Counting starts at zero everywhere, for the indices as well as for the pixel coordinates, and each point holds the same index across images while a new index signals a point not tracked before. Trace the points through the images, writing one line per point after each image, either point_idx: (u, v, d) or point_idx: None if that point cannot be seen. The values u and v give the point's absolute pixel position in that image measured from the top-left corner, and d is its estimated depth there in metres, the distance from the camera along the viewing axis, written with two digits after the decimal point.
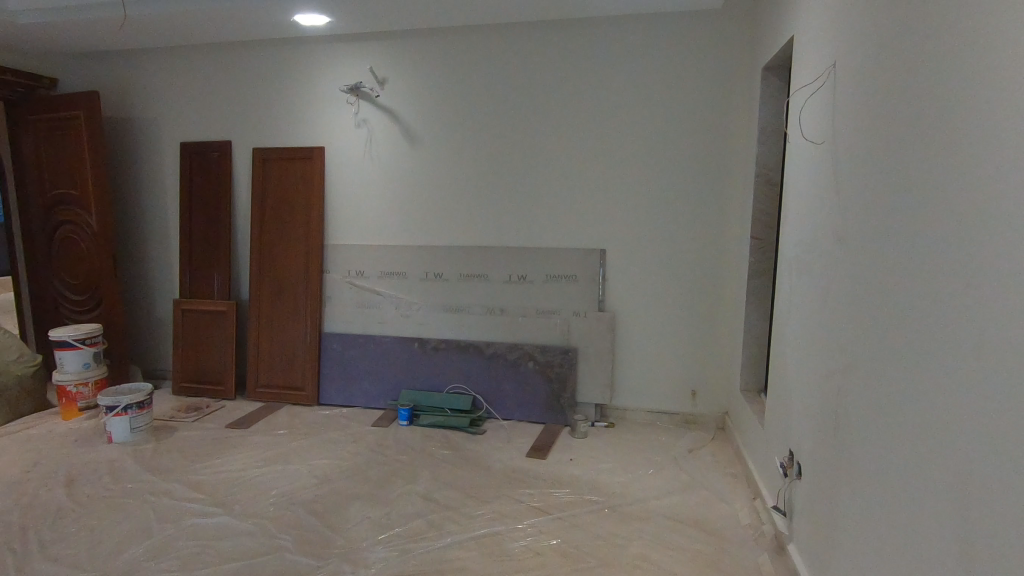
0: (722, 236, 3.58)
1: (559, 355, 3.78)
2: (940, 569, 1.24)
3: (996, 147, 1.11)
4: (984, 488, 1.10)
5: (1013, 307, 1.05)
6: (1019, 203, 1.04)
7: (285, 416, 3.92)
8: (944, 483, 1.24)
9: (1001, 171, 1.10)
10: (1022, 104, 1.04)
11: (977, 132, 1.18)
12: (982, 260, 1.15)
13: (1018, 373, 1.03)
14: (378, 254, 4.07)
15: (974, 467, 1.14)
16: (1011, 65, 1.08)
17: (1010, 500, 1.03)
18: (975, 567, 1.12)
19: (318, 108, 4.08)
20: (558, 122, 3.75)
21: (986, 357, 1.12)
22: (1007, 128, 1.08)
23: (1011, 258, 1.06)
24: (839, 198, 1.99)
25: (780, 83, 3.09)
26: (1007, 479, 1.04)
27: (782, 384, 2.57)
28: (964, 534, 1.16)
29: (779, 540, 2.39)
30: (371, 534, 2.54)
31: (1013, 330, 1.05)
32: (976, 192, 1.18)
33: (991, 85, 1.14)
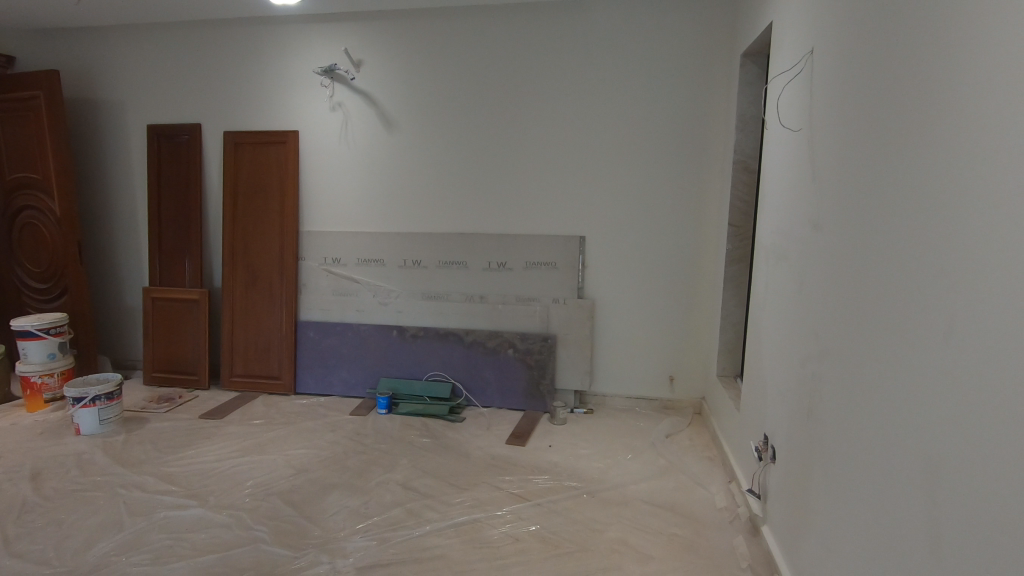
0: (701, 223, 3.60)
1: (539, 343, 3.78)
2: (908, 549, 1.27)
3: (971, 138, 1.13)
4: (954, 469, 1.13)
5: (983, 295, 1.07)
6: (990, 194, 1.06)
7: (260, 405, 3.86)
8: (914, 466, 1.27)
9: (976, 153, 1.11)
10: (995, 96, 1.06)
11: (951, 123, 1.20)
12: (952, 251, 1.17)
13: (986, 360, 1.05)
14: (355, 241, 4.01)
15: (944, 449, 1.16)
16: (989, 46, 1.08)
17: (978, 481, 1.05)
18: (941, 547, 1.15)
19: (292, 91, 3.98)
20: (537, 107, 3.72)
21: (956, 343, 1.15)
22: (981, 120, 1.10)
23: (984, 241, 1.07)
24: (816, 185, 2.02)
25: (758, 70, 3.11)
26: (975, 459, 1.07)
27: (758, 369, 2.61)
28: (933, 515, 1.19)
29: (754, 522, 2.44)
30: (349, 524, 2.51)
31: (983, 319, 1.07)
32: (947, 180, 1.20)
33: (964, 76, 1.16)
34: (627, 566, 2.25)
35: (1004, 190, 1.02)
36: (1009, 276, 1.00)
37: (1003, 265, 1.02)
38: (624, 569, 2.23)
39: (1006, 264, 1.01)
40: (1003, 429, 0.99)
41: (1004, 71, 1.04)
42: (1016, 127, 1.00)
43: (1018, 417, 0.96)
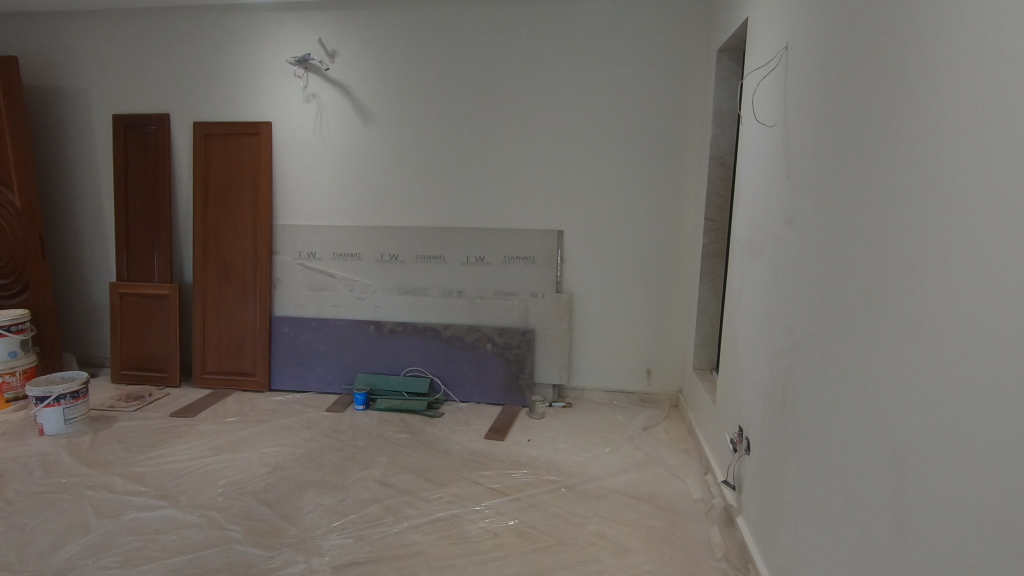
0: (678, 218, 3.64)
1: (517, 337, 3.78)
2: (878, 538, 1.30)
3: (937, 135, 1.15)
4: (920, 459, 1.16)
5: (948, 287, 1.10)
6: (956, 188, 1.09)
7: (234, 403, 3.78)
8: (883, 457, 1.30)
9: (941, 150, 1.14)
10: (959, 94, 1.09)
11: (919, 121, 1.22)
12: (919, 244, 1.20)
13: (949, 351, 1.08)
14: (330, 235, 3.95)
15: (912, 437, 1.19)
16: (956, 42, 1.11)
17: (942, 470, 1.08)
18: (908, 535, 1.18)
19: (265, 81, 3.89)
20: (515, 100, 3.71)
21: (923, 335, 1.17)
22: (945, 118, 1.13)
23: (949, 236, 1.10)
24: (789, 180, 2.05)
25: (733, 66, 3.15)
26: (940, 449, 1.09)
27: (733, 361, 2.64)
28: (901, 504, 1.22)
29: (729, 512, 2.48)
30: (326, 522, 2.48)
31: (947, 312, 1.10)
32: (915, 176, 1.23)
33: (931, 74, 1.18)
34: (605, 559, 2.26)
35: (970, 182, 1.04)
36: (973, 267, 1.02)
37: (968, 259, 1.04)
38: (603, 562, 2.25)
39: (971, 255, 1.03)
40: (968, 418, 1.02)
41: (970, 65, 1.06)
42: (981, 119, 1.02)
43: (981, 404, 0.98)
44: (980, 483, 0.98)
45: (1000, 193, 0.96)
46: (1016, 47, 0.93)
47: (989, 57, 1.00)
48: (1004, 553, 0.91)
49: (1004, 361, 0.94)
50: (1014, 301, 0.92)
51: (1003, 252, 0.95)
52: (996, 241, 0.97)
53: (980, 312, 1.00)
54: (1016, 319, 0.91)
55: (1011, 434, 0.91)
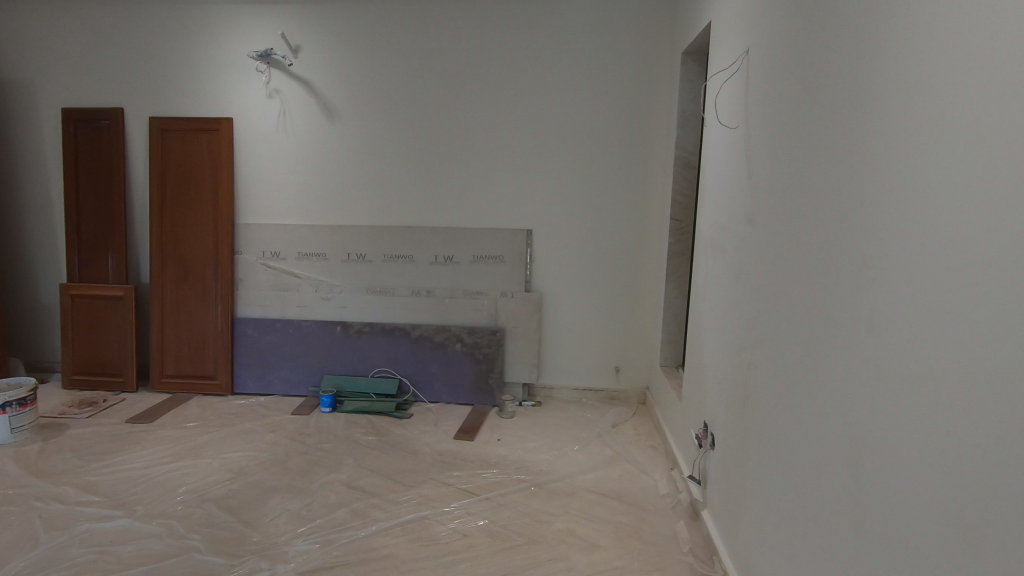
0: (645, 218, 3.69)
1: (487, 337, 3.77)
2: (836, 529, 1.35)
3: (891, 138, 1.19)
4: (874, 453, 1.20)
5: (900, 286, 1.14)
6: (907, 191, 1.13)
7: (194, 407, 3.67)
8: (839, 450, 1.35)
9: (894, 152, 1.18)
10: (910, 98, 1.13)
11: (873, 126, 1.26)
12: (874, 246, 1.24)
13: (901, 348, 1.13)
14: (294, 235, 3.87)
15: (868, 430, 1.23)
16: (907, 51, 1.15)
17: (894, 461, 1.13)
18: (864, 526, 1.23)
19: (225, 76, 3.78)
20: (483, 98, 3.70)
21: (877, 333, 1.22)
22: (898, 123, 1.17)
23: (900, 238, 1.15)
24: (751, 180, 2.10)
25: (697, 69, 3.22)
26: (891, 442, 1.14)
27: (698, 358, 2.70)
28: (857, 495, 1.26)
29: (695, 507, 2.53)
30: (291, 528, 2.43)
31: (898, 311, 1.14)
32: (870, 179, 1.27)
33: (886, 80, 1.22)
34: (574, 556, 2.28)
35: (921, 183, 1.09)
36: (923, 266, 1.07)
37: (918, 259, 1.08)
38: (572, 559, 2.26)
39: (922, 251, 1.07)
40: (918, 411, 1.06)
41: (921, 71, 1.10)
42: (934, 120, 1.05)
43: (931, 398, 1.03)
44: (928, 473, 1.02)
45: (953, 191, 1.00)
46: (971, 49, 0.96)
47: (943, 60, 1.04)
48: (952, 537, 0.95)
49: (953, 359, 0.98)
50: (964, 301, 0.96)
51: (954, 251, 0.99)
52: (946, 242, 1.01)
53: (933, 309, 1.04)
54: (967, 317, 0.95)
55: (959, 425, 0.95)
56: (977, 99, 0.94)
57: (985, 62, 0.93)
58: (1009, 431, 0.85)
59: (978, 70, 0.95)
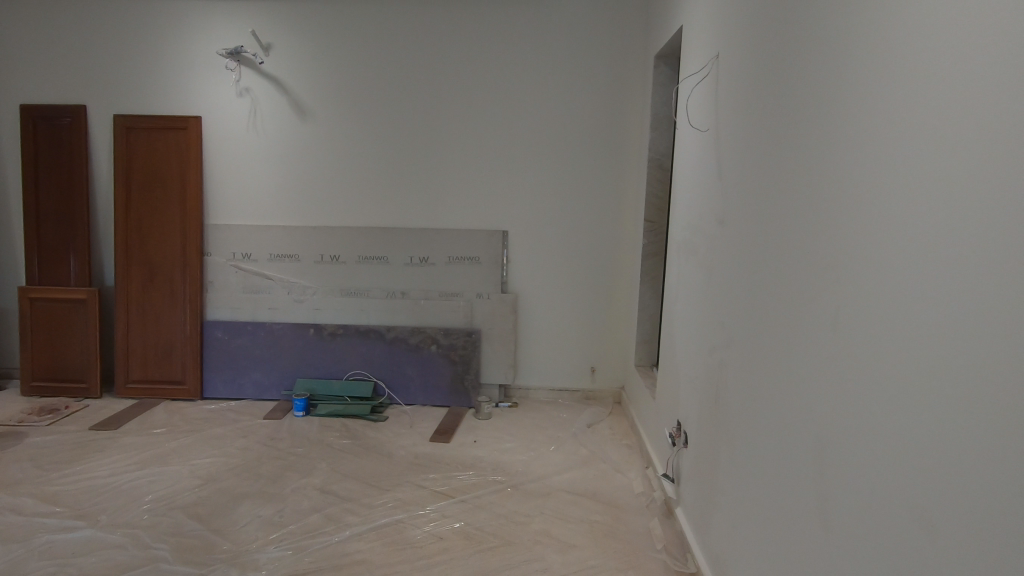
0: (620, 219, 3.73)
1: (462, 338, 3.75)
2: (804, 523, 1.38)
3: (853, 142, 1.23)
4: (839, 449, 1.24)
5: (861, 287, 1.18)
6: (866, 196, 1.17)
7: (162, 413, 3.57)
8: (806, 447, 1.39)
9: (854, 158, 1.22)
10: (868, 104, 1.18)
11: (835, 131, 1.31)
12: (836, 247, 1.29)
13: (863, 347, 1.17)
14: (266, 236, 3.80)
15: (833, 425, 1.27)
16: (865, 59, 1.19)
17: (857, 456, 1.16)
18: (829, 519, 1.27)
19: (194, 73, 3.70)
20: (458, 99, 3.69)
21: (840, 332, 1.26)
22: (858, 128, 1.21)
23: (860, 240, 1.19)
24: (722, 182, 2.14)
25: (669, 73, 3.27)
26: (855, 438, 1.18)
27: (671, 358, 2.74)
28: (822, 490, 1.30)
29: (668, 504, 2.56)
30: (262, 535, 2.38)
31: (859, 310, 1.18)
32: (833, 183, 1.31)
33: (846, 86, 1.27)
34: (550, 556, 2.28)
35: (877, 189, 1.13)
36: (879, 268, 1.11)
37: (877, 262, 1.12)
38: (547, 559, 2.27)
39: (882, 249, 1.11)
40: (877, 408, 1.10)
41: (878, 79, 1.14)
42: (894, 119, 1.08)
43: (889, 395, 1.07)
44: (886, 467, 1.06)
45: (910, 189, 1.02)
46: (924, 53, 1.00)
47: (898, 65, 1.08)
48: (908, 526, 0.99)
49: (907, 357, 1.02)
50: (914, 299, 1.00)
51: (910, 248, 1.02)
52: (900, 245, 1.05)
53: (888, 309, 1.08)
54: (916, 316, 0.99)
55: (915, 418, 0.98)
56: (929, 102, 0.98)
57: (933, 72, 0.97)
58: (961, 422, 0.88)
59: (933, 70, 0.97)
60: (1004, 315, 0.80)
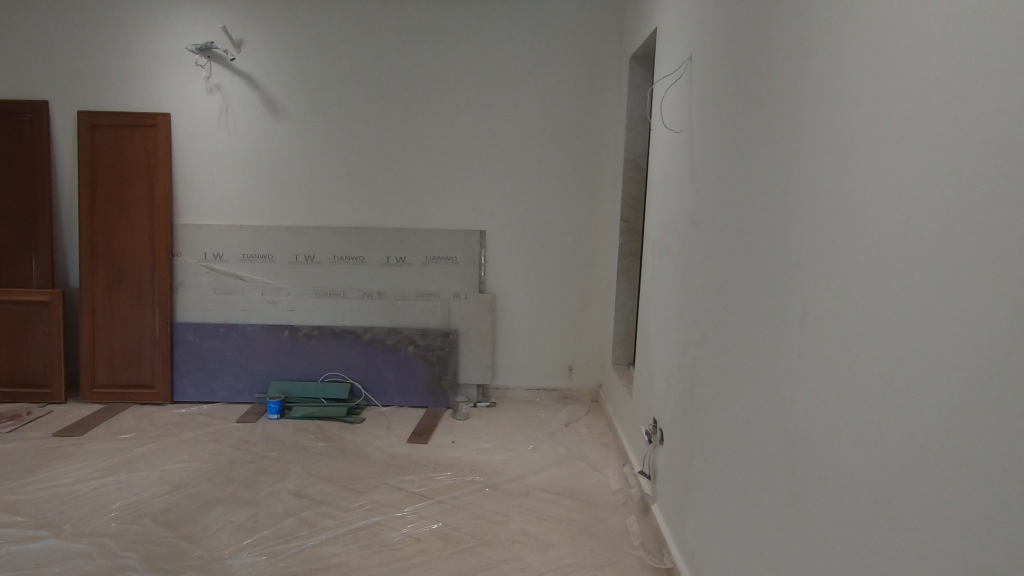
0: (595, 219, 3.75)
1: (439, 338, 3.74)
2: (774, 517, 1.42)
3: (818, 145, 1.27)
4: (808, 445, 1.27)
5: (828, 288, 1.21)
6: (831, 197, 1.21)
7: (130, 418, 3.47)
8: (776, 443, 1.42)
9: (820, 160, 1.26)
10: (833, 108, 1.21)
11: (802, 134, 1.34)
12: (804, 248, 1.32)
13: (830, 345, 1.20)
14: (237, 236, 3.73)
15: (802, 420, 1.30)
16: (830, 64, 1.23)
17: (825, 452, 1.20)
18: (799, 513, 1.30)
19: (163, 69, 3.60)
20: (434, 98, 3.68)
21: (808, 330, 1.29)
22: (823, 131, 1.24)
23: (826, 241, 1.22)
24: (695, 183, 2.17)
25: (644, 74, 3.31)
26: (824, 434, 1.21)
27: (647, 356, 2.77)
28: (792, 485, 1.34)
29: (645, 501, 2.59)
30: (235, 540, 2.34)
31: (825, 310, 1.22)
32: (801, 185, 1.35)
33: (813, 90, 1.30)
34: (527, 555, 2.29)
35: (842, 191, 1.16)
36: (845, 267, 1.15)
37: (843, 262, 1.15)
38: (525, 558, 2.27)
39: (848, 247, 1.13)
40: (844, 404, 1.14)
41: (842, 85, 1.18)
42: (858, 119, 1.11)
43: (854, 392, 1.10)
44: (853, 462, 1.10)
45: (873, 190, 1.06)
46: (884, 59, 1.03)
47: (860, 72, 1.11)
48: (874, 519, 1.02)
49: (871, 355, 1.05)
50: (879, 298, 1.03)
51: (874, 247, 1.05)
52: (863, 247, 1.09)
53: (853, 308, 1.12)
54: (879, 315, 1.03)
55: (881, 412, 1.01)
56: (889, 107, 1.01)
57: (893, 76, 1.00)
58: (923, 416, 0.90)
59: (894, 72, 1.00)
60: (963, 310, 0.83)
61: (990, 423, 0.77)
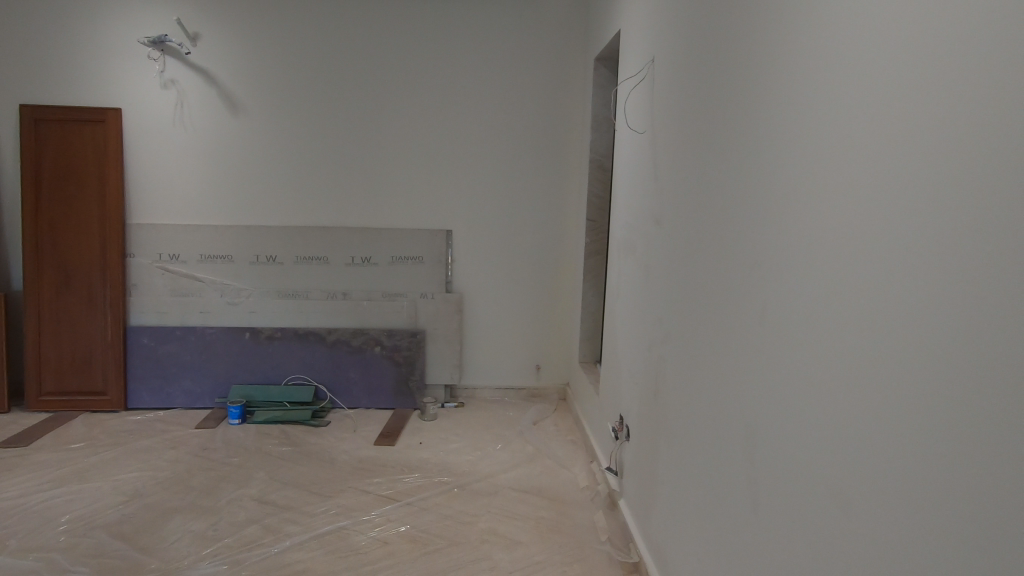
0: (561, 218, 3.78)
1: (407, 339, 3.70)
2: (736, 508, 1.45)
3: (777, 147, 1.31)
4: (768, 438, 1.31)
5: (787, 285, 1.25)
6: (789, 198, 1.25)
7: (81, 426, 3.32)
8: (737, 435, 1.46)
9: (778, 162, 1.30)
10: (790, 111, 1.25)
11: (761, 136, 1.38)
12: (764, 247, 1.36)
13: (789, 340, 1.24)
14: (194, 235, 3.61)
15: (762, 414, 1.34)
16: (787, 69, 1.27)
17: (785, 444, 1.24)
18: (760, 504, 1.34)
19: (113, 62, 3.46)
20: (398, 96, 3.63)
21: (767, 326, 1.33)
22: (781, 134, 1.29)
23: (784, 241, 1.26)
24: (658, 182, 2.20)
25: (608, 75, 3.35)
26: (784, 427, 1.24)
27: (613, 353, 2.80)
28: (753, 477, 1.37)
29: (612, 497, 2.62)
30: (195, 550, 2.26)
31: (783, 307, 1.26)
32: (760, 187, 1.38)
33: (770, 94, 1.34)
34: (497, 555, 2.29)
35: (800, 192, 1.20)
36: (803, 265, 1.18)
37: (800, 261, 1.20)
38: (494, 557, 2.27)
39: (807, 246, 1.17)
40: (803, 398, 1.17)
41: (799, 90, 1.22)
42: (815, 123, 1.15)
43: (812, 386, 1.14)
44: (812, 453, 1.13)
45: (831, 191, 1.09)
46: (839, 64, 1.07)
47: (816, 78, 1.15)
48: (833, 509, 1.06)
49: (831, 350, 1.08)
50: (836, 295, 1.07)
51: (832, 247, 1.09)
52: (820, 246, 1.12)
53: (811, 305, 1.15)
54: (838, 312, 1.06)
55: (839, 405, 1.05)
56: (846, 111, 1.05)
57: (851, 82, 1.04)
58: (881, 409, 0.93)
59: (850, 78, 1.04)
60: (919, 306, 0.86)
61: (949, 413, 0.80)
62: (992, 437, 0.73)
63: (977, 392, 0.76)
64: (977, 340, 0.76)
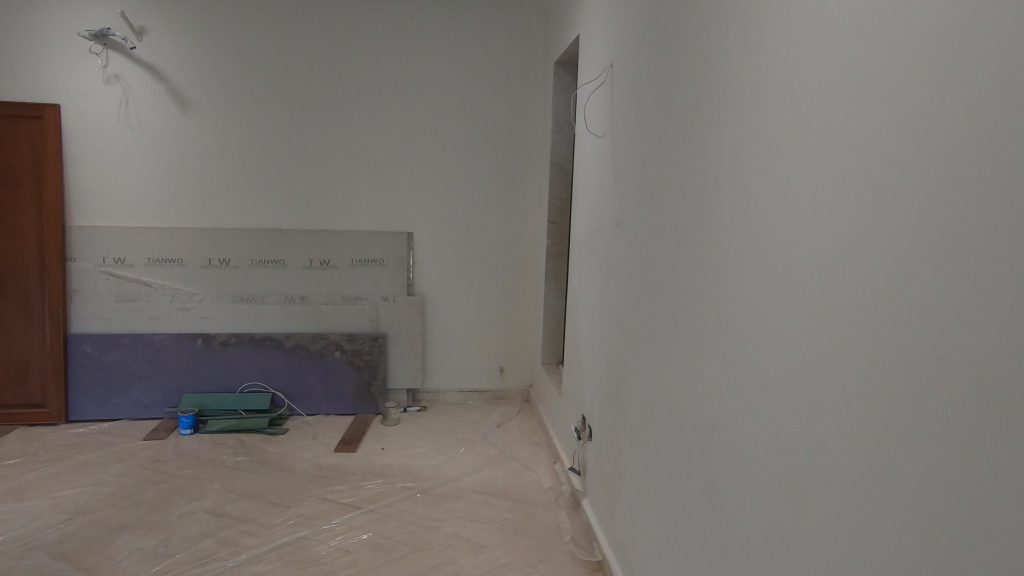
0: (522, 219, 3.78)
1: (367, 342, 3.63)
2: (696, 504, 1.48)
3: (733, 153, 1.34)
4: (727, 436, 1.34)
5: (744, 287, 1.28)
6: (745, 202, 1.28)
7: (17, 441, 3.13)
8: (697, 434, 1.49)
9: (735, 167, 1.34)
10: (745, 118, 1.29)
11: (718, 141, 1.42)
12: (721, 250, 1.39)
13: (746, 340, 1.27)
14: (141, 238, 3.45)
15: (721, 412, 1.38)
16: (743, 77, 1.30)
17: (744, 441, 1.27)
18: (720, 500, 1.37)
19: (50, 56, 3.27)
20: (356, 96, 3.57)
21: (725, 326, 1.37)
22: (737, 140, 1.32)
23: (741, 244, 1.30)
24: (619, 184, 2.23)
25: (568, 79, 3.37)
26: (742, 424, 1.28)
27: (575, 354, 2.82)
28: (712, 473, 1.41)
29: (576, 496, 2.64)
30: (144, 568, 2.16)
31: (740, 308, 1.30)
32: (717, 191, 1.42)
33: (727, 100, 1.38)
34: (462, 559, 2.27)
35: (755, 196, 1.24)
36: (760, 266, 1.22)
37: (757, 262, 1.23)
38: (459, 562, 2.25)
39: (764, 247, 1.20)
40: (760, 395, 1.21)
41: (754, 97, 1.25)
42: (769, 128, 1.19)
43: (769, 385, 1.18)
44: (770, 450, 1.17)
45: (786, 195, 1.13)
46: (794, 71, 1.11)
47: (771, 85, 1.19)
48: (790, 504, 1.09)
49: (787, 349, 1.12)
50: (792, 296, 1.10)
51: (788, 249, 1.12)
52: (776, 247, 1.16)
53: (767, 305, 1.19)
54: (793, 312, 1.10)
55: (796, 403, 1.08)
56: (800, 117, 1.08)
57: (804, 90, 1.07)
58: (838, 406, 0.97)
59: (804, 84, 1.07)
60: (873, 305, 0.89)
61: (901, 409, 0.83)
62: (943, 430, 0.76)
63: (929, 387, 0.79)
64: (930, 337, 0.78)
